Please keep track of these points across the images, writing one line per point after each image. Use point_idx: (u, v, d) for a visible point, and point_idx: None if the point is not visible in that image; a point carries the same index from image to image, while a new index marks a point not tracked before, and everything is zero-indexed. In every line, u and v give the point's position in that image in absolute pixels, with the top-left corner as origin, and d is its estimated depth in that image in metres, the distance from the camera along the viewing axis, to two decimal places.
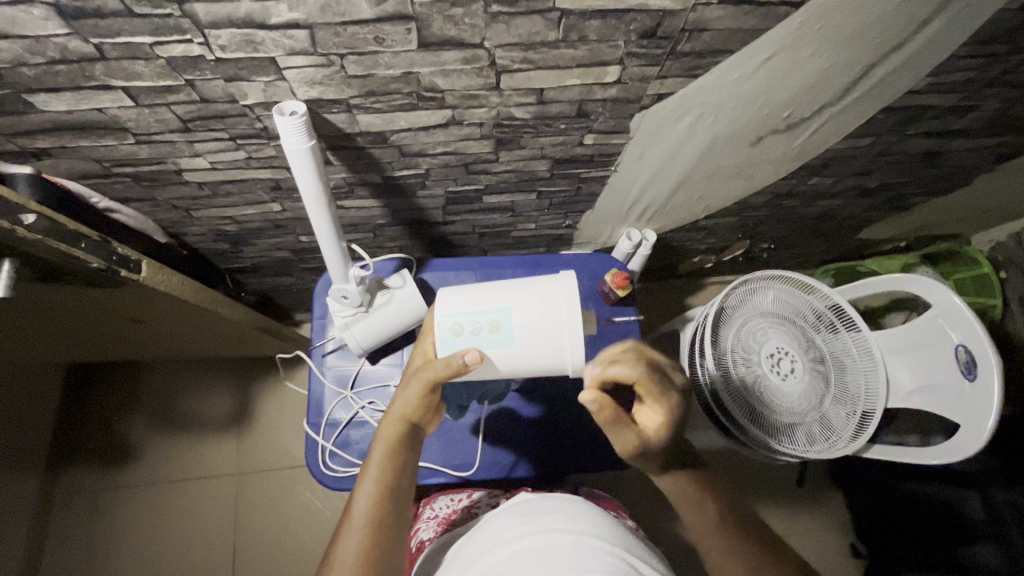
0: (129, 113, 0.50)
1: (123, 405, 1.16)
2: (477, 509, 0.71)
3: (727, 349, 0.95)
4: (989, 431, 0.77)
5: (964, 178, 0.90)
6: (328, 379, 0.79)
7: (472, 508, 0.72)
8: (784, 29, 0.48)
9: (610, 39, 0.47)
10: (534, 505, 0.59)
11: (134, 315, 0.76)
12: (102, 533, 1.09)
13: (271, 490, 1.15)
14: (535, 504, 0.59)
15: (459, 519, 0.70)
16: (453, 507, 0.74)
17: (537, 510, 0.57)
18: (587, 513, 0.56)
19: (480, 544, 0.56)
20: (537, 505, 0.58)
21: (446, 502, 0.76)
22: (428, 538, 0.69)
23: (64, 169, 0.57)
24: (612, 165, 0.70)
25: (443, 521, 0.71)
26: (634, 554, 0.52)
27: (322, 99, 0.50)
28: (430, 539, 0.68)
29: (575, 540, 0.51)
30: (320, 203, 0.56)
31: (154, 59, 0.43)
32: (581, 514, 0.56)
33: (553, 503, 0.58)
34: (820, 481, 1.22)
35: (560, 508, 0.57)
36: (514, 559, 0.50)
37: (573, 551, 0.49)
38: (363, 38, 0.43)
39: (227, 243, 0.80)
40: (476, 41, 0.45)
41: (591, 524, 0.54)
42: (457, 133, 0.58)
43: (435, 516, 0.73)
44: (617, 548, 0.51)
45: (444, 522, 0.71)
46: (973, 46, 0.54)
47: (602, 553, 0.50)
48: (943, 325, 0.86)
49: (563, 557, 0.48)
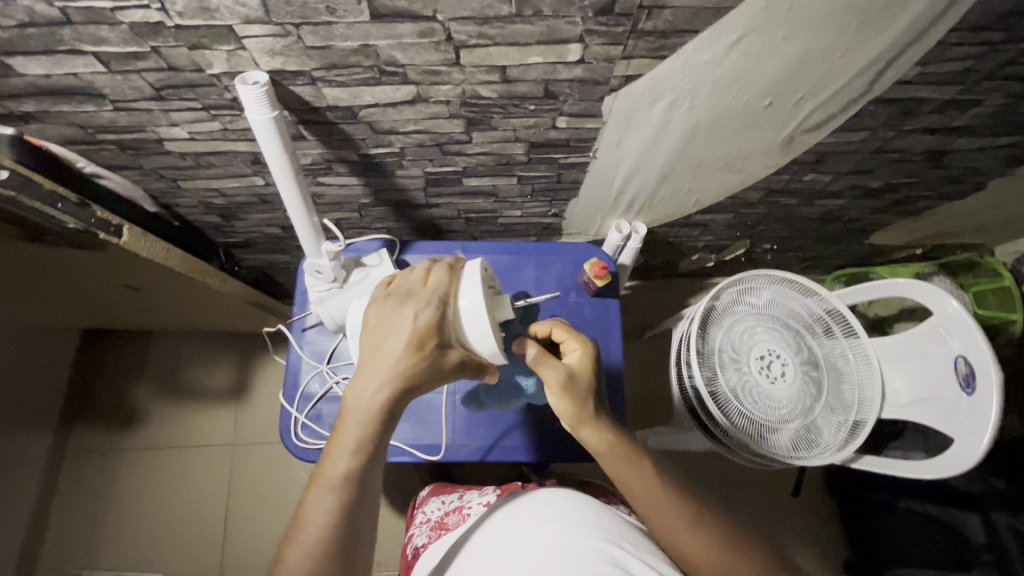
0: (104, 79, 0.51)
1: (129, 371, 1.21)
2: (467, 509, 0.69)
3: (715, 349, 0.91)
4: (984, 448, 0.73)
5: (977, 182, 0.86)
6: (306, 354, 0.80)
7: (463, 507, 0.69)
8: (748, 11, 0.47)
9: (566, 15, 0.46)
10: (527, 502, 0.60)
11: (126, 281, 0.79)
12: (103, 491, 1.14)
13: (262, 462, 1.18)
14: (525, 502, 0.61)
15: (451, 522, 0.69)
16: (444, 509, 0.73)
17: (529, 508, 0.58)
18: (576, 503, 0.58)
19: (479, 546, 0.58)
20: (527, 501, 0.61)
21: (439, 503, 0.75)
22: (423, 546, 0.68)
23: (51, 132, 0.59)
24: (590, 151, 0.69)
25: (435, 525, 0.71)
26: (623, 542, 0.53)
27: (285, 70, 0.51)
28: (424, 547, 0.68)
29: (563, 535, 0.52)
30: (287, 174, 0.57)
31: (117, 25, 0.45)
32: (569, 505, 0.57)
33: (543, 496, 0.61)
34: (816, 491, 1.18)
35: (550, 503, 0.58)
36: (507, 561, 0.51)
37: (564, 543, 0.51)
38: (315, 8, 0.44)
39: (217, 216, 0.83)
40: (428, 13, 0.45)
41: (578, 515, 0.56)
42: (425, 111, 0.58)
43: (428, 520, 0.73)
44: (606, 533, 0.53)
45: (437, 526, 0.70)
46: (963, 34, 0.51)
47: (592, 542, 0.51)
48: (943, 335, 0.82)
49: (555, 546, 0.50)
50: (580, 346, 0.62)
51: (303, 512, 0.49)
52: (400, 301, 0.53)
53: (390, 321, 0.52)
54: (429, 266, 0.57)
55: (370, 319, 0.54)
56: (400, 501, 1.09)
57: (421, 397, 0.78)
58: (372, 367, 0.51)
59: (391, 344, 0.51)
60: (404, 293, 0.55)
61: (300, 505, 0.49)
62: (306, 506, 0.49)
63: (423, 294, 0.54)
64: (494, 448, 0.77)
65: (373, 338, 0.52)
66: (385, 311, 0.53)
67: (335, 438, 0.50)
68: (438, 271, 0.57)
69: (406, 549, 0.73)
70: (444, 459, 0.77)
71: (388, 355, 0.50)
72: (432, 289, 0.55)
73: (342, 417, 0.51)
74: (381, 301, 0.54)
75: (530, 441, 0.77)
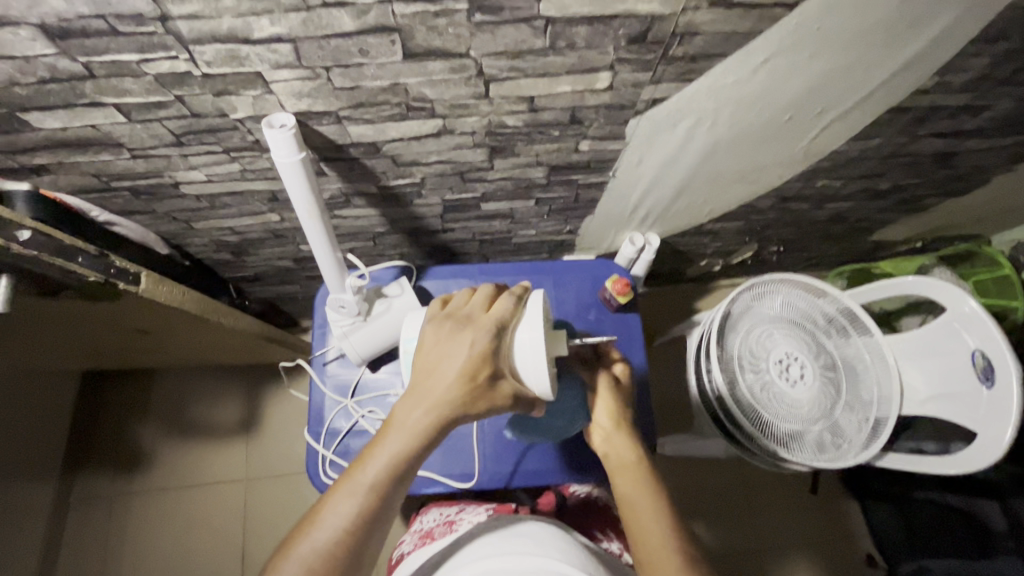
0: (122, 129, 0.50)
1: (134, 411, 1.18)
2: (457, 525, 0.69)
3: (734, 356, 0.91)
4: (1010, 441, 0.74)
5: (980, 178, 0.87)
6: (328, 388, 0.79)
7: (455, 522, 0.70)
8: (778, 32, 0.47)
9: (599, 46, 0.46)
10: (517, 531, 0.58)
11: (139, 325, 0.77)
12: (113, 538, 1.10)
13: (275, 496, 1.15)
14: (520, 529, 0.59)
15: (439, 533, 0.70)
16: (438, 521, 0.74)
17: (516, 536, 0.56)
18: (564, 543, 0.55)
19: (460, 560, 0.56)
20: (521, 530, 0.58)
21: (436, 514, 0.76)
22: (409, 551, 0.70)
23: (63, 183, 0.58)
24: (609, 170, 0.68)
25: (425, 535, 0.72)
26: None
27: (311, 112, 0.50)
28: (409, 552, 0.70)
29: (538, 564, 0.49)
30: (313, 213, 0.56)
31: (141, 76, 0.43)
32: (556, 543, 0.55)
33: (534, 530, 0.58)
34: (834, 487, 1.18)
35: (537, 537, 0.56)
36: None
37: (541, 569, 0.48)
38: (348, 51, 0.43)
39: (229, 252, 0.81)
40: (461, 51, 0.44)
41: (561, 552, 0.52)
42: (450, 142, 0.58)
43: (421, 529, 0.74)
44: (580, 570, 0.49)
45: (426, 535, 0.71)
46: (981, 45, 0.52)
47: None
48: (958, 330, 0.84)
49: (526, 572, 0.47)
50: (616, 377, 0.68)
51: (318, 511, 0.47)
52: (459, 327, 0.52)
53: (447, 345, 0.51)
54: (491, 293, 0.56)
55: (426, 341, 0.52)
56: None
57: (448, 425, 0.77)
58: (422, 387, 0.50)
59: (444, 368, 0.50)
60: (461, 319, 0.53)
61: (318, 505, 0.47)
62: (325, 508, 0.47)
63: (482, 321, 0.52)
64: (524, 472, 0.77)
65: (427, 360, 0.51)
66: (443, 335, 0.52)
67: (371, 448, 0.49)
68: (500, 300, 0.55)
69: (394, 552, 0.75)
70: (476, 487, 0.76)
71: (439, 377, 0.49)
72: (492, 316, 0.53)
73: (383, 431, 0.50)
74: (440, 323, 0.53)
75: (563, 464, 0.77)
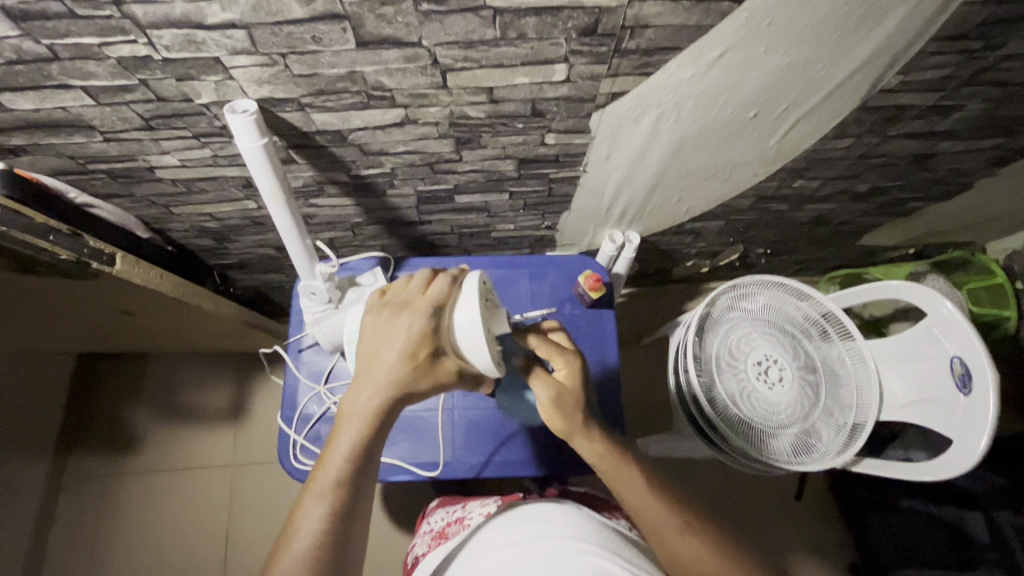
0: (92, 112, 0.52)
1: (126, 394, 1.20)
2: (467, 520, 0.63)
3: (713, 356, 0.90)
4: (983, 449, 0.72)
5: (965, 182, 0.86)
6: (303, 374, 0.80)
7: (465, 518, 0.64)
8: (729, 26, 0.47)
9: (550, 37, 0.46)
10: (524, 514, 0.58)
11: (121, 307, 0.79)
12: (101, 517, 1.13)
13: (260, 482, 1.17)
14: (525, 513, 0.58)
15: (451, 532, 0.63)
16: (448, 519, 0.68)
17: (524, 519, 0.56)
18: (574, 517, 0.55)
19: (475, 555, 0.56)
20: (527, 514, 0.58)
21: (443, 513, 0.70)
22: (422, 554, 0.64)
23: (41, 164, 0.60)
24: (580, 165, 0.69)
25: (436, 535, 0.66)
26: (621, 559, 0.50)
27: (273, 98, 0.51)
28: (422, 555, 0.63)
29: (558, 548, 0.49)
30: (278, 199, 0.57)
31: (104, 59, 0.45)
32: (568, 518, 0.55)
33: (540, 508, 0.58)
34: (819, 494, 1.16)
35: (546, 516, 0.56)
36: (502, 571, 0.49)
37: (563, 552, 0.49)
38: (301, 38, 0.44)
39: (211, 239, 0.83)
40: (413, 40, 0.45)
41: (576, 529, 0.53)
42: (415, 132, 0.59)
43: (431, 530, 0.68)
44: (598, 546, 0.51)
45: (437, 535, 0.66)
46: (941, 43, 0.52)
47: (587, 555, 0.49)
48: (938, 336, 0.82)
49: (550, 561, 0.48)
50: (564, 362, 0.59)
51: (293, 519, 0.48)
52: (397, 310, 0.53)
53: (387, 330, 0.52)
54: (429, 274, 0.56)
55: (367, 327, 0.53)
56: (403, 518, 1.08)
57: (418, 415, 0.78)
58: (367, 375, 0.51)
59: (385, 353, 0.51)
60: (400, 303, 0.53)
61: (293, 511, 0.48)
62: (299, 513, 0.48)
63: (419, 303, 0.53)
64: (492, 463, 0.77)
65: (369, 347, 0.52)
66: (382, 320, 0.52)
67: (329, 446, 0.50)
68: (436, 280, 0.55)
69: (407, 557, 0.69)
70: (443, 476, 0.77)
71: (382, 363, 0.50)
72: (428, 297, 0.53)
73: (338, 425, 0.50)
74: (378, 309, 0.53)
75: (530, 455, 0.77)
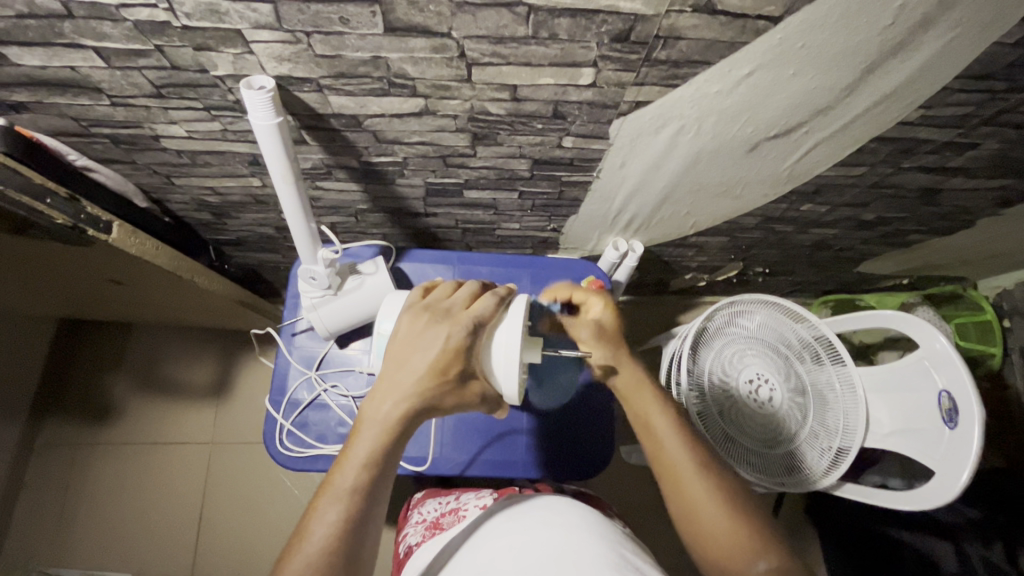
0: (102, 74, 0.50)
1: (108, 363, 1.18)
2: (463, 512, 0.63)
3: (706, 371, 0.90)
4: (963, 484, 0.73)
5: (968, 219, 0.87)
6: (294, 359, 0.79)
7: (459, 509, 0.64)
8: (762, 45, 0.47)
9: (582, 40, 0.46)
10: (523, 505, 0.58)
11: (112, 275, 0.77)
12: (72, 486, 1.10)
13: (238, 464, 1.15)
14: (524, 505, 0.57)
15: (447, 523, 0.63)
16: (440, 510, 0.67)
17: (526, 508, 0.56)
18: (576, 508, 0.55)
19: (474, 543, 0.55)
20: (525, 505, 0.57)
21: (435, 504, 0.69)
22: (416, 545, 0.63)
23: (41, 123, 0.58)
24: (594, 170, 0.68)
25: (430, 526, 0.65)
26: (625, 547, 0.50)
27: (291, 77, 0.50)
28: (417, 546, 0.63)
29: (563, 537, 0.49)
30: (288, 180, 0.56)
31: (121, 21, 0.43)
32: (569, 508, 0.55)
33: (540, 500, 0.58)
34: (794, 513, 1.18)
35: (548, 506, 0.56)
36: (504, 559, 0.49)
37: (568, 542, 0.48)
38: (328, 18, 0.43)
39: (210, 213, 0.81)
40: (443, 30, 0.44)
41: (578, 518, 0.53)
42: (432, 124, 0.58)
43: (423, 520, 0.68)
44: (601, 535, 0.50)
45: (431, 526, 0.65)
46: (966, 81, 0.52)
47: (594, 544, 0.48)
48: (928, 368, 0.82)
49: (555, 547, 0.48)
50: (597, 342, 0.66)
51: (307, 519, 0.47)
52: (435, 319, 0.52)
53: (422, 339, 0.51)
54: (474, 289, 0.55)
55: (403, 329, 0.52)
56: None
57: None
58: (393, 381, 0.50)
59: (416, 360, 0.50)
60: (440, 312, 0.53)
61: (307, 511, 0.47)
62: (313, 514, 0.47)
63: (459, 317, 0.52)
64: (476, 462, 0.76)
65: (400, 352, 0.51)
66: (418, 326, 0.52)
67: (348, 449, 0.49)
68: (480, 297, 0.55)
69: (398, 548, 0.68)
70: (429, 472, 0.76)
71: (411, 371, 0.49)
72: (471, 312, 0.53)
73: (358, 428, 0.50)
74: (416, 314, 0.53)
75: (520, 456, 0.77)
